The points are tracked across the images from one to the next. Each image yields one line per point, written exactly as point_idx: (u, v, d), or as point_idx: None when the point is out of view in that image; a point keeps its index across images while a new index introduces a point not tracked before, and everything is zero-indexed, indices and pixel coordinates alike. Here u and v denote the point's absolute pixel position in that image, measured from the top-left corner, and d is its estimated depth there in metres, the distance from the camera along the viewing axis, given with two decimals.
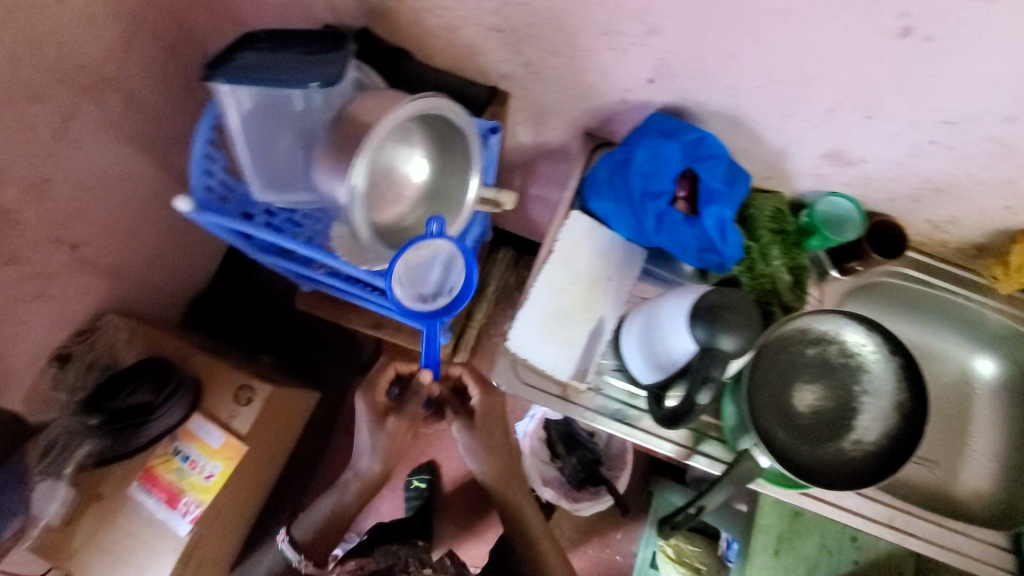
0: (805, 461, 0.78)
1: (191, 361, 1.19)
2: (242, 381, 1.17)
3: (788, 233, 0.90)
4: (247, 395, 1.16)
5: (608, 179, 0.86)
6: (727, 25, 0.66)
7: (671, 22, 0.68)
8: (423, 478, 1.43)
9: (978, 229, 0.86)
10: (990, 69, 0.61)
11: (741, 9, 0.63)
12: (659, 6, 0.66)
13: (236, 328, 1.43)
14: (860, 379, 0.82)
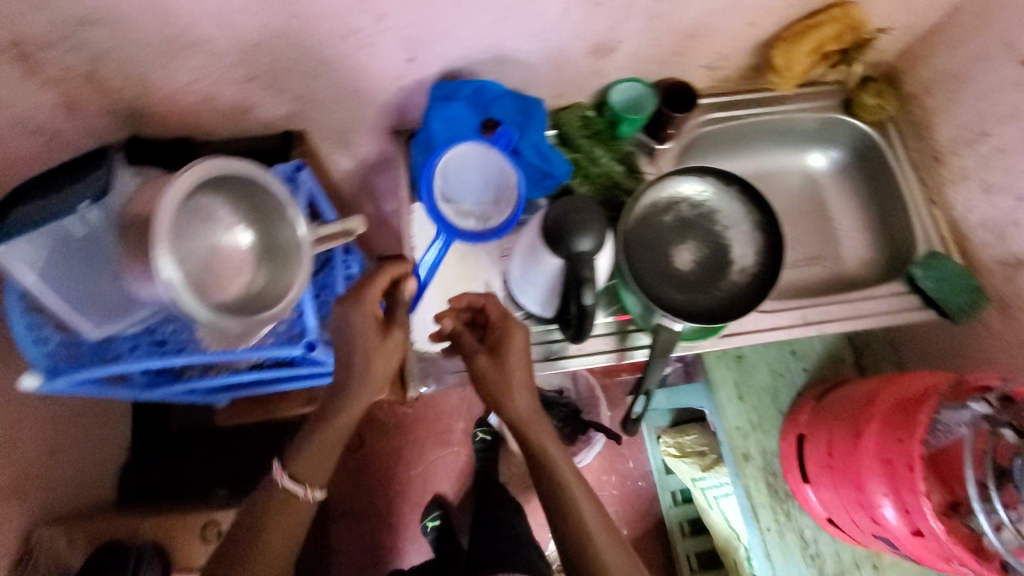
0: (704, 308, 0.86)
1: (138, 530, 1.12)
2: (202, 520, 1.14)
3: (602, 131, 0.98)
4: (212, 531, 1.13)
5: (424, 159, 0.88)
6: None
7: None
8: (435, 514, 1.50)
9: (743, 55, 0.95)
10: None
11: None
12: None
13: (180, 477, 1.34)
14: (717, 219, 0.91)
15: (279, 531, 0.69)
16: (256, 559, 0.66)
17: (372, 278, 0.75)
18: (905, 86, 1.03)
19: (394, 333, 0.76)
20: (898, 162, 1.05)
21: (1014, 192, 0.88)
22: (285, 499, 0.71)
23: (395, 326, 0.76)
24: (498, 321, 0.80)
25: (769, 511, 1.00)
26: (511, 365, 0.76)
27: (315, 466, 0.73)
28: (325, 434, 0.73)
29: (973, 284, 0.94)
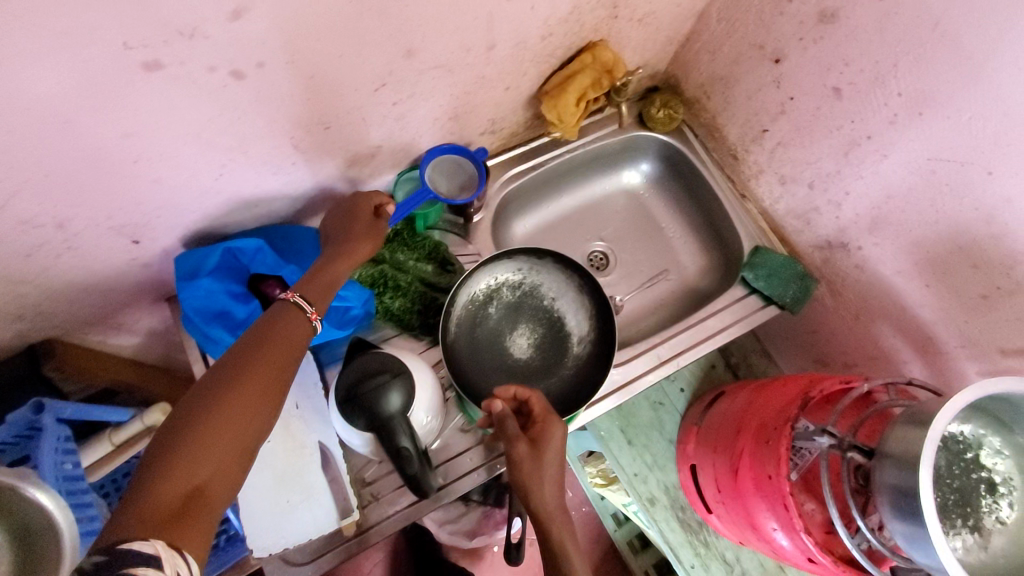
0: (555, 394, 0.82)
1: None
2: None
3: (401, 232, 0.89)
4: None
5: (199, 338, 0.74)
6: (102, 175, 0.57)
7: (53, 209, 0.57)
8: None
9: (518, 113, 0.89)
10: (340, 43, 0.58)
11: (87, 160, 0.54)
12: (22, 212, 0.55)
13: None
14: (542, 293, 0.86)
15: (278, 352, 0.61)
16: (219, 426, 0.54)
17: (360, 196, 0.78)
18: (685, 90, 1.03)
19: (382, 224, 0.78)
20: (701, 164, 1.05)
21: (806, 181, 0.89)
22: (283, 324, 0.63)
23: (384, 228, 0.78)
24: (538, 418, 0.68)
25: (689, 547, 1.00)
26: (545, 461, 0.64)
27: (319, 294, 0.68)
28: (218, 425, 0.54)
29: (799, 271, 0.96)
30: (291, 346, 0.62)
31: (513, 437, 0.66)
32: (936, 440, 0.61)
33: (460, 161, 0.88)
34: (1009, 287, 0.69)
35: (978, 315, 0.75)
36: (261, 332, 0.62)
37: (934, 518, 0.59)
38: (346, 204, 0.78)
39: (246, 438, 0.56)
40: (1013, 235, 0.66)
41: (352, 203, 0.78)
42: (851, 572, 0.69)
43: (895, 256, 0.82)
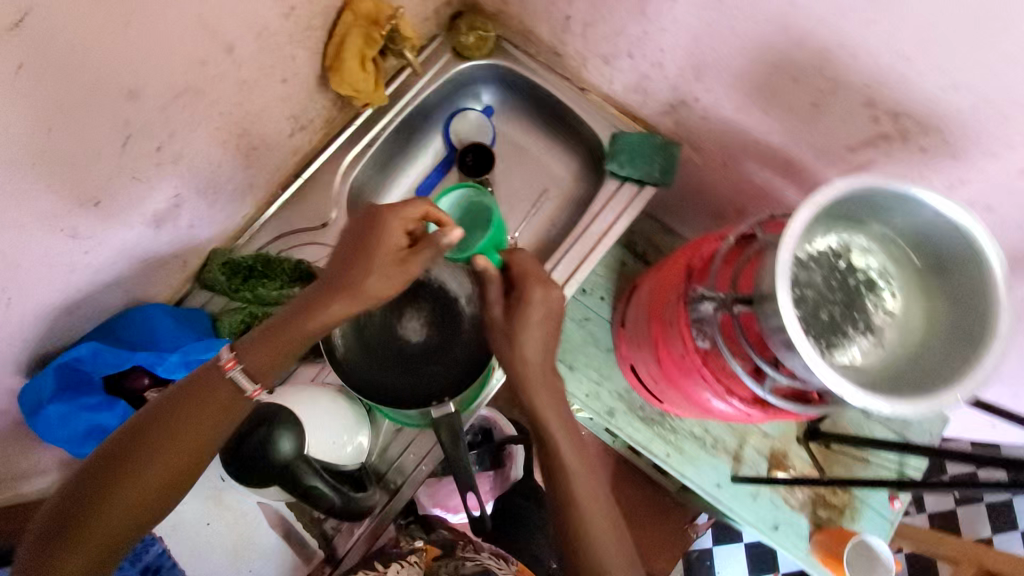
0: (465, 363, 0.80)
1: None
2: None
3: (252, 266, 0.84)
4: None
5: (69, 444, 0.70)
6: None
7: None
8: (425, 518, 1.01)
9: (316, 99, 0.83)
10: (40, 120, 0.51)
11: None
12: None
13: None
14: (414, 270, 0.83)
15: (222, 424, 0.64)
16: (109, 505, 0.61)
17: (384, 221, 0.63)
18: (485, 4, 0.97)
19: (405, 262, 0.64)
20: (531, 72, 1.01)
21: (624, 53, 0.86)
22: (212, 384, 0.64)
23: (411, 267, 0.64)
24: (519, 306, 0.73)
25: (661, 439, 1.03)
26: (518, 332, 0.71)
27: (264, 353, 0.64)
28: (110, 504, 0.61)
29: (656, 141, 0.94)
30: (202, 425, 0.63)
31: (495, 302, 0.73)
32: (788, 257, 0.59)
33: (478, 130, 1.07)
34: (828, 87, 0.68)
35: (817, 125, 0.73)
36: (180, 398, 0.63)
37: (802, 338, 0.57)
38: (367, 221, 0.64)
39: (146, 500, 0.62)
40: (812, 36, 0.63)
41: (376, 224, 0.64)
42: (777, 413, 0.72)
43: (726, 96, 0.80)
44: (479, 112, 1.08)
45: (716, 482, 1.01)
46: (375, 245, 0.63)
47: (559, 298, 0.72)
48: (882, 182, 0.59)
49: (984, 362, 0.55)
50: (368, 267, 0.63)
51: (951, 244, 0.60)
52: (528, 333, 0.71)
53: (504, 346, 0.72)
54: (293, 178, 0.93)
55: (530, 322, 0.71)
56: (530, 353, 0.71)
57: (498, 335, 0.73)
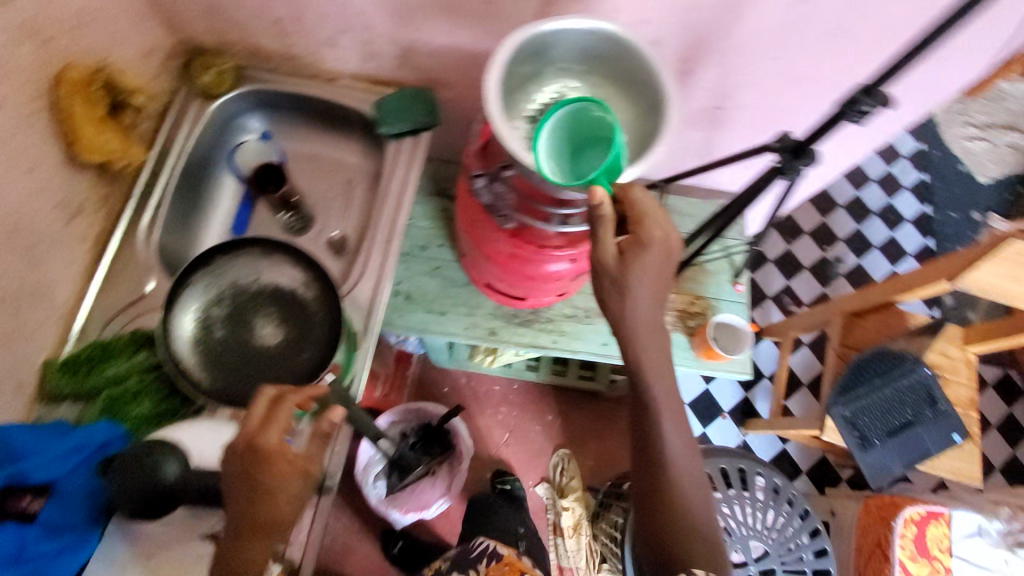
0: (326, 336, 0.85)
1: None
2: None
3: (89, 355, 0.85)
4: None
5: None
6: None
7: None
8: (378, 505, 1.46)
9: (73, 179, 0.86)
10: None
11: None
12: None
13: None
14: (243, 284, 0.87)
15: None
16: None
17: (279, 416, 0.69)
18: (206, 43, 1.04)
19: (299, 468, 0.69)
20: (280, 85, 1.09)
21: (338, 29, 0.96)
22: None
23: (306, 468, 0.71)
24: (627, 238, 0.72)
25: (543, 332, 1.14)
26: (633, 268, 0.69)
27: None
28: None
29: (408, 93, 1.06)
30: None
31: (604, 244, 0.71)
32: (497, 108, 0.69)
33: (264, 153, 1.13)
34: None
35: (502, 17, 0.88)
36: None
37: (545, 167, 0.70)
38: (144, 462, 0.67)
39: None
40: None
41: (262, 442, 0.67)
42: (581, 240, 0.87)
43: (431, 28, 0.92)
44: (257, 139, 1.13)
45: (602, 341, 1.15)
46: (268, 475, 0.66)
47: (675, 231, 0.71)
48: (539, 28, 0.71)
49: (669, 117, 0.71)
50: (285, 480, 0.67)
51: (612, 51, 0.75)
52: (645, 268, 0.70)
53: (617, 298, 0.71)
54: (97, 266, 0.94)
55: (649, 249, 0.70)
56: (644, 307, 0.71)
57: (608, 280, 0.72)
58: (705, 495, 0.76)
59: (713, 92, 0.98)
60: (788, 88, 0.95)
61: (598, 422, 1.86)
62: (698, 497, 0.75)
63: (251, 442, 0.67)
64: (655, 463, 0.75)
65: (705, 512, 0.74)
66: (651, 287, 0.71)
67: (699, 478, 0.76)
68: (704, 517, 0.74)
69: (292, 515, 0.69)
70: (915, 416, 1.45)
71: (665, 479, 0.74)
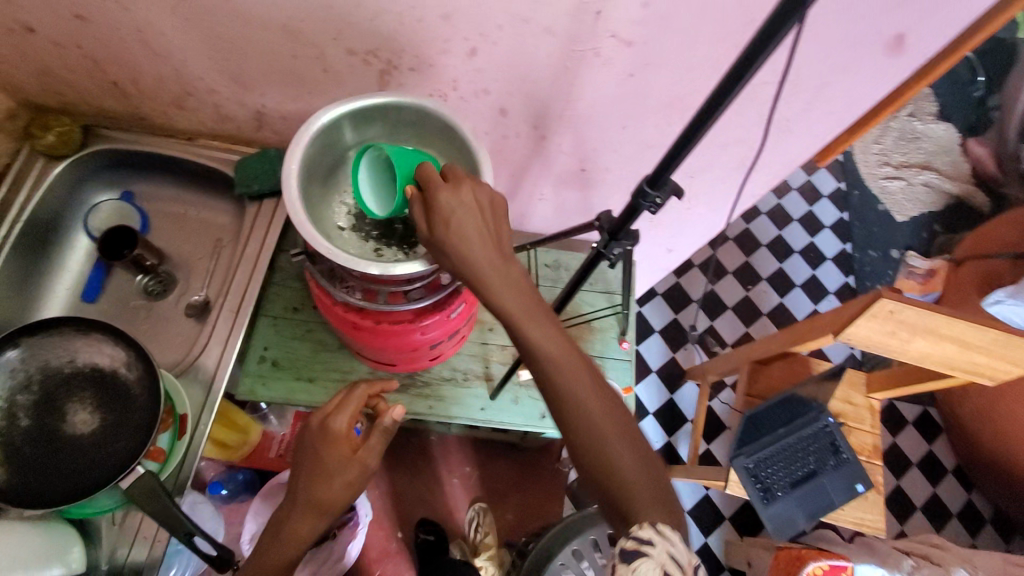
0: (142, 423, 0.79)
1: None
2: None
3: None
4: None
5: None
6: None
7: None
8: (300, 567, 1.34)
9: None
10: None
11: None
12: None
13: None
14: (56, 365, 0.80)
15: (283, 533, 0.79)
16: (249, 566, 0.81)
17: (349, 402, 0.83)
18: (49, 103, 0.98)
19: (357, 457, 0.80)
20: (135, 144, 1.04)
21: (182, 92, 0.92)
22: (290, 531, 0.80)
23: (365, 459, 0.80)
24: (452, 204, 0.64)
25: (420, 397, 1.10)
26: (456, 214, 0.63)
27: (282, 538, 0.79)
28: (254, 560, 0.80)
29: (270, 154, 1.02)
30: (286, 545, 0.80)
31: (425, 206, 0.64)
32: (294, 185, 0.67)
33: (124, 213, 1.08)
34: (316, 53, 0.79)
35: (344, 84, 0.85)
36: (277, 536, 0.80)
37: (341, 256, 0.67)
38: (317, 441, 0.80)
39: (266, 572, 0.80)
40: (268, 17, 0.74)
41: (330, 425, 0.80)
42: (426, 316, 0.84)
43: (277, 92, 0.89)
44: (116, 200, 1.08)
45: (480, 406, 1.11)
46: (326, 456, 0.79)
47: (485, 187, 0.65)
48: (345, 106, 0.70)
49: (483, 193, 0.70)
50: (335, 463, 0.78)
51: (433, 125, 0.75)
52: (465, 209, 0.63)
53: (446, 256, 0.63)
54: None
55: (462, 206, 0.63)
56: (489, 266, 0.63)
57: (437, 236, 0.63)
58: (634, 428, 0.63)
59: (575, 156, 0.97)
60: (647, 153, 0.95)
61: (518, 473, 1.81)
62: (622, 433, 0.61)
63: (323, 428, 0.81)
64: (572, 409, 0.61)
65: (640, 451, 0.61)
66: (485, 240, 0.63)
67: (617, 403, 0.63)
68: (642, 456, 0.61)
69: (344, 497, 0.79)
70: (817, 465, 1.45)
71: (581, 409, 0.61)
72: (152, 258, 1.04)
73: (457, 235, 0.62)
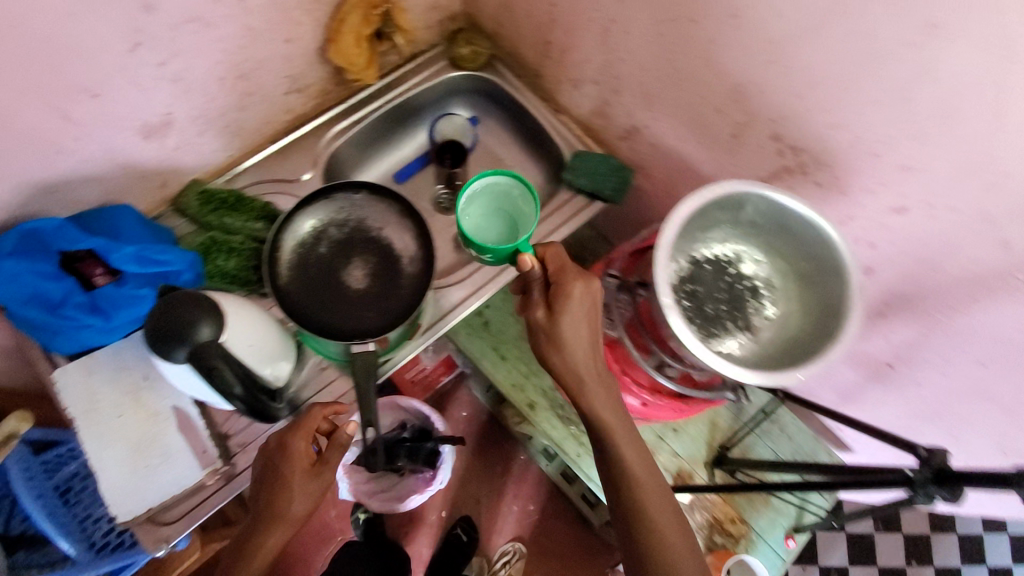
0: (394, 313, 0.87)
1: None
2: None
3: (221, 197, 0.93)
4: None
5: (18, 320, 0.75)
6: None
7: None
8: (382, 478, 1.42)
9: (314, 68, 0.96)
10: (56, 16, 0.61)
11: None
12: None
13: None
14: (368, 226, 0.91)
15: (256, 532, 0.76)
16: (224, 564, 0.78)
17: (302, 423, 0.79)
18: (483, 27, 1.12)
19: (317, 473, 0.78)
20: (515, 89, 1.13)
21: (591, 79, 0.98)
22: (253, 540, 0.76)
23: (324, 472, 0.79)
24: (554, 280, 0.72)
25: (575, 440, 1.07)
26: (564, 327, 0.70)
27: (249, 547, 0.76)
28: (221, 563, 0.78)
29: (611, 163, 1.05)
30: (251, 552, 0.76)
31: (537, 302, 0.73)
32: (671, 239, 0.67)
33: (465, 128, 1.18)
34: (741, 120, 0.79)
35: (737, 154, 0.84)
36: (245, 544, 0.76)
37: (677, 318, 0.65)
38: (275, 450, 0.78)
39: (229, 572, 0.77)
40: (730, 72, 0.75)
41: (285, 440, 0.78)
42: (669, 398, 0.80)
43: (669, 124, 0.91)
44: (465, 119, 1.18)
45: None
46: (285, 473, 0.77)
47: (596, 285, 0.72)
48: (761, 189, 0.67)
49: (832, 352, 0.64)
50: (295, 479, 0.77)
51: (812, 256, 0.71)
52: (577, 319, 0.71)
53: (555, 351, 0.71)
54: (283, 135, 1.03)
55: (573, 300, 0.71)
56: (588, 375, 0.71)
57: (542, 337, 0.72)
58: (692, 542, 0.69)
59: (893, 348, 0.86)
60: (978, 398, 0.81)
61: (569, 547, 1.72)
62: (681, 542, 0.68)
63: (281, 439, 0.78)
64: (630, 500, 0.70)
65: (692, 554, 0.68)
66: (590, 368, 0.71)
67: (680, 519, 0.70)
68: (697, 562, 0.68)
69: (306, 508, 0.77)
70: None
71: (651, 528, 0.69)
72: (461, 179, 1.15)
73: (562, 353, 0.71)
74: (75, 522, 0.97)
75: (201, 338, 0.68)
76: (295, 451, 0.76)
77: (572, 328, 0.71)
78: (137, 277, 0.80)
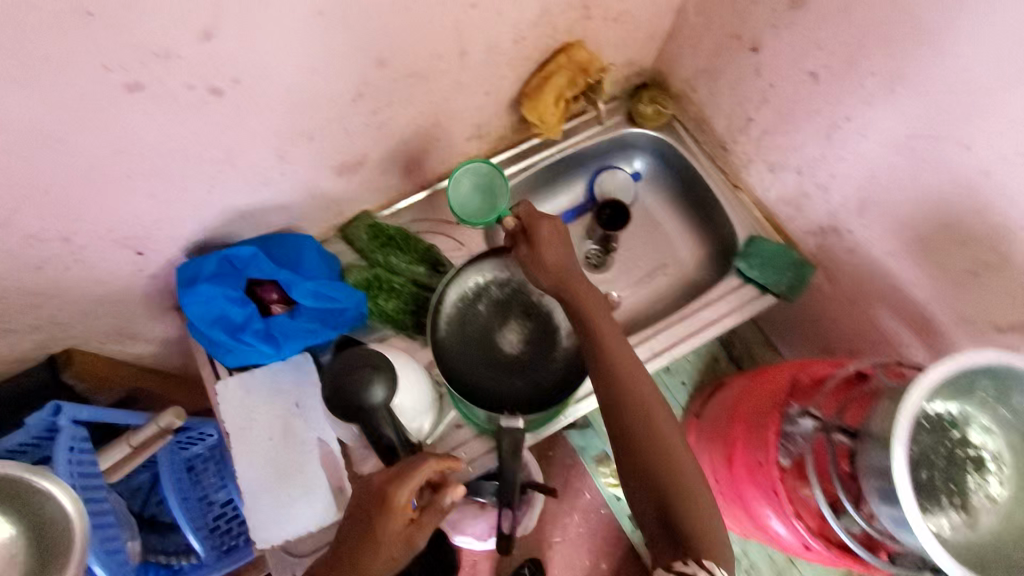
0: (546, 388, 0.83)
1: None
2: None
3: (388, 233, 0.93)
4: None
5: (199, 336, 0.77)
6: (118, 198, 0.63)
7: (83, 224, 0.64)
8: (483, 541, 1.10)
9: (500, 116, 0.93)
10: (301, 68, 0.61)
11: (101, 189, 0.61)
12: (49, 228, 0.62)
13: None
14: (531, 289, 0.87)
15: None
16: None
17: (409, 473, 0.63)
18: (671, 87, 1.05)
19: (411, 535, 0.64)
20: (693, 156, 1.05)
21: (794, 167, 0.89)
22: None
23: (418, 535, 0.64)
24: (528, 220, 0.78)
25: None
26: (545, 254, 0.75)
27: None
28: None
29: (793, 258, 0.94)
30: None
31: (518, 244, 0.78)
32: (911, 414, 0.59)
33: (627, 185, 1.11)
34: (993, 261, 0.68)
35: (971, 292, 0.73)
36: None
37: (912, 502, 0.58)
38: (372, 496, 0.63)
39: None
40: (993, 206, 0.65)
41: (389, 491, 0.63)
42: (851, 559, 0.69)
43: (884, 236, 0.80)
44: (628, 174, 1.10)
45: None
46: (378, 530, 0.62)
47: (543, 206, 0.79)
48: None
49: None
50: (387, 539, 0.62)
51: None
52: (553, 245, 0.76)
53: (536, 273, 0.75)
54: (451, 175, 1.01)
55: (546, 241, 0.76)
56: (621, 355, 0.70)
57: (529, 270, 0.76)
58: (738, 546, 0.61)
59: None
60: None
61: None
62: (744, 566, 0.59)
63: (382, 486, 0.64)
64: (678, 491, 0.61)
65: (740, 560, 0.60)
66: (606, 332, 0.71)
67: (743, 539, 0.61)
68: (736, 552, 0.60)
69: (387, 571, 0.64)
70: None
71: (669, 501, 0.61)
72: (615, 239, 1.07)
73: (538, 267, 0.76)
74: (204, 516, 1.03)
75: (376, 397, 0.68)
76: (395, 513, 0.61)
77: (543, 256, 0.75)
78: (309, 311, 0.81)
